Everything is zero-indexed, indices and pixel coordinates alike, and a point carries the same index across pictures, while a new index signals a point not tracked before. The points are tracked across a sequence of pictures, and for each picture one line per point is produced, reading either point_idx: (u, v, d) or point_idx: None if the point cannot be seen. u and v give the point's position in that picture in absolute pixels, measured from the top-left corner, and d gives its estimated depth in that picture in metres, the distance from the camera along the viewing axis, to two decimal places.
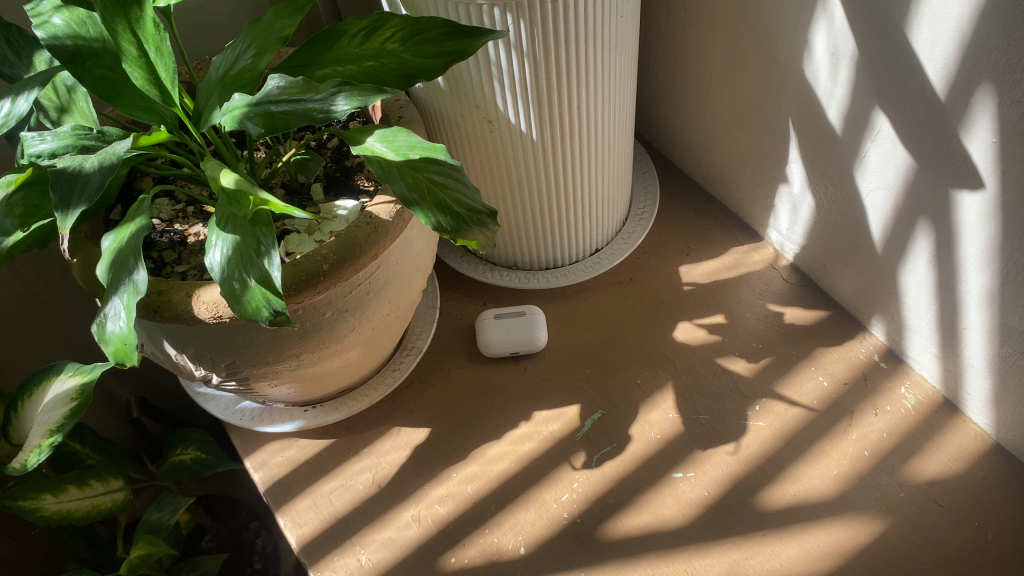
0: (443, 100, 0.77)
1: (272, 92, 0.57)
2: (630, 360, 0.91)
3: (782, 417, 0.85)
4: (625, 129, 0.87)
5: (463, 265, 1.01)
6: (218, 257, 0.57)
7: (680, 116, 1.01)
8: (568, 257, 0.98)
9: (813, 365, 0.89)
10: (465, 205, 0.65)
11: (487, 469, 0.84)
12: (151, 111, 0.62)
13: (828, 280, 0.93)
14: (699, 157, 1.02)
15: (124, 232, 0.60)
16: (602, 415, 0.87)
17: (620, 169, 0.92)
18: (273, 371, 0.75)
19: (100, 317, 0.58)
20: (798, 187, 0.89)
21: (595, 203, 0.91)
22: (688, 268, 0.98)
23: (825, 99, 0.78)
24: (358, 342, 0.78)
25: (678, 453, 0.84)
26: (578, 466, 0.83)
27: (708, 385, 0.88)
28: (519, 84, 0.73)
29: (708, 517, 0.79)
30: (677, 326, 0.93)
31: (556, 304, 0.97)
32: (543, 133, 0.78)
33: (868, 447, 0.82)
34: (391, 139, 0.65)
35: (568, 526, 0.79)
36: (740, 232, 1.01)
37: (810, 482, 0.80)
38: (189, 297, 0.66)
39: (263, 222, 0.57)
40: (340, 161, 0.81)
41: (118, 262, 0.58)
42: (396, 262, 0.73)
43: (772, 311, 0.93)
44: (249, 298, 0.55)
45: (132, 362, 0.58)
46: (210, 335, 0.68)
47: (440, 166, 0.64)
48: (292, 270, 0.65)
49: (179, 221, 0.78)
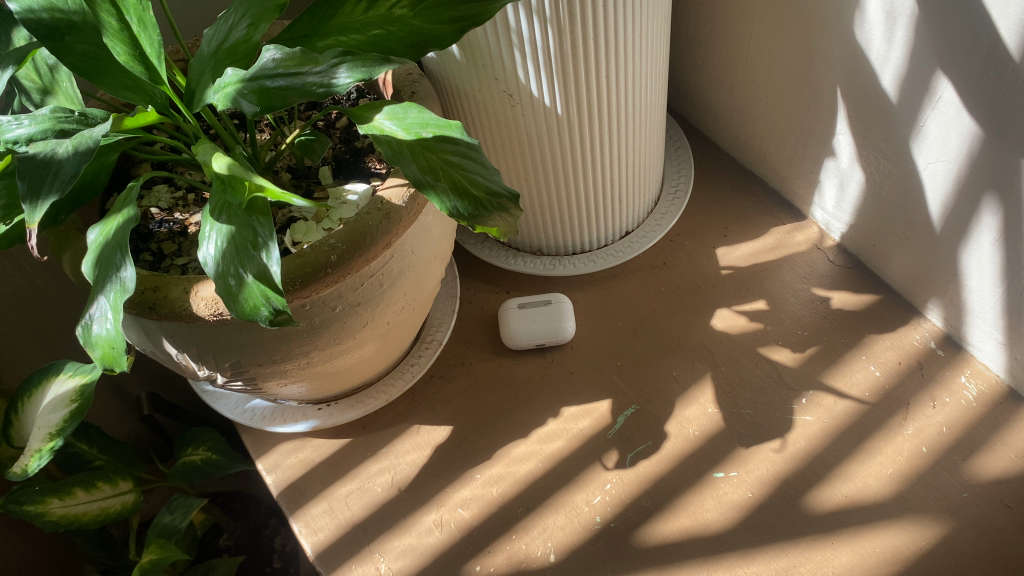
0: (459, 73, 0.71)
1: (267, 66, 0.51)
2: (665, 351, 0.85)
3: (831, 410, 0.79)
4: (656, 100, 0.81)
5: (483, 251, 0.94)
6: (213, 251, 0.51)
7: (713, 86, 0.93)
8: (596, 241, 0.91)
9: (864, 353, 0.82)
10: (484, 188, 0.59)
11: (513, 470, 0.79)
12: (138, 90, 0.57)
13: (879, 262, 0.85)
14: (735, 130, 0.95)
15: (111, 224, 0.55)
16: (635, 410, 0.81)
17: (652, 143, 0.85)
18: (281, 370, 0.69)
19: (85, 319, 0.53)
20: (846, 161, 0.81)
21: (625, 182, 0.85)
22: (726, 251, 0.91)
23: (878, 64, 0.71)
24: (373, 337, 0.73)
25: (719, 452, 0.77)
26: (611, 466, 0.78)
27: (750, 377, 0.82)
28: (541, 53, 0.66)
29: (753, 521, 0.73)
30: (716, 314, 0.87)
31: (584, 292, 0.91)
32: (568, 107, 0.72)
33: (926, 443, 0.76)
34: (402, 117, 0.60)
35: (601, 532, 0.74)
36: (782, 210, 0.94)
37: (863, 481, 0.74)
38: (186, 293, 0.60)
39: (261, 211, 0.51)
40: (349, 142, 0.75)
41: (104, 257, 0.53)
42: (410, 251, 0.68)
43: (818, 296, 0.86)
44: (246, 297, 0.50)
45: (121, 368, 0.53)
46: (211, 333, 0.63)
47: (456, 145, 0.58)
48: (297, 262, 0.60)
49: (179, 210, 0.73)
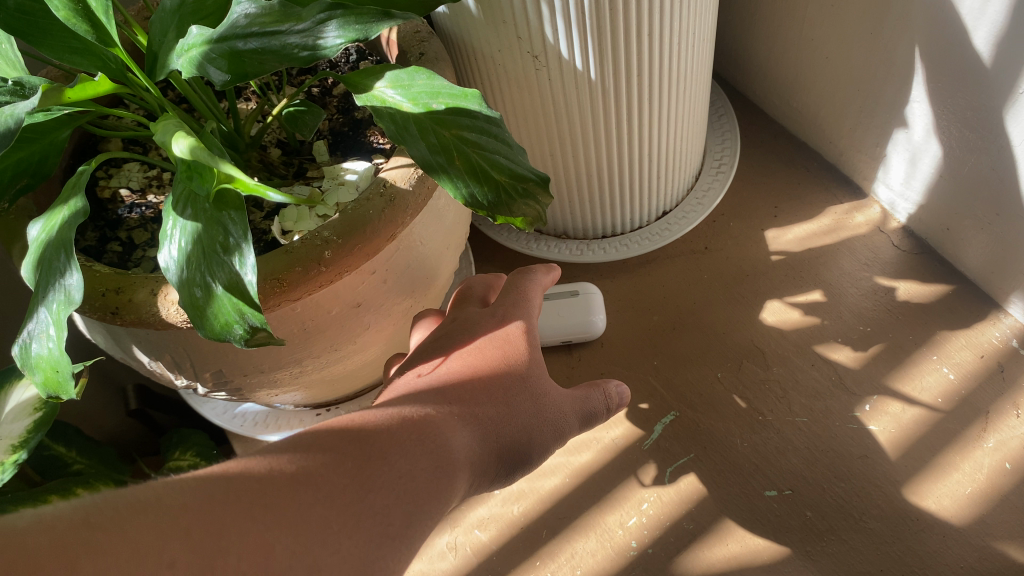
0: (475, 31, 0.60)
1: (238, 23, 0.41)
2: (707, 349, 0.75)
3: (898, 419, 0.69)
4: (702, 60, 0.69)
5: (502, 233, 0.84)
6: (175, 254, 0.42)
7: (763, 46, 0.82)
8: (629, 222, 0.81)
9: (935, 353, 0.72)
10: (507, 172, 0.49)
11: (537, 485, 0.71)
12: (88, 53, 0.46)
13: (952, 247, 0.75)
14: (787, 96, 0.84)
15: (55, 219, 0.45)
16: (675, 417, 0.72)
17: (696, 110, 0.74)
18: (271, 379, 0.60)
19: (23, 336, 0.44)
20: (920, 133, 0.70)
21: (664, 156, 0.74)
22: (776, 234, 0.81)
23: (971, 19, 0.59)
24: (378, 339, 0.63)
25: (771, 465, 0.68)
26: (647, 482, 0.69)
27: (806, 380, 0.72)
28: (572, 7, 0.55)
29: (810, 547, 0.64)
30: (766, 306, 0.77)
31: (615, 281, 0.82)
32: (603, 71, 0.61)
33: (1010, 459, 0.66)
34: (407, 84, 0.49)
35: (638, 558, 0.65)
36: (839, 186, 0.83)
37: (939, 503, 0.65)
38: (154, 295, 0.51)
39: (234, 204, 0.42)
40: (348, 112, 0.65)
41: (45, 260, 0.43)
42: (419, 242, 0.58)
43: (882, 286, 0.76)
44: (215, 312, 0.41)
45: (69, 394, 0.44)
46: (188, 340, 0.53)
47: (474, 119, 0.48)
48: (284, 259, 0.50)
49: (154, 191, 0.63)
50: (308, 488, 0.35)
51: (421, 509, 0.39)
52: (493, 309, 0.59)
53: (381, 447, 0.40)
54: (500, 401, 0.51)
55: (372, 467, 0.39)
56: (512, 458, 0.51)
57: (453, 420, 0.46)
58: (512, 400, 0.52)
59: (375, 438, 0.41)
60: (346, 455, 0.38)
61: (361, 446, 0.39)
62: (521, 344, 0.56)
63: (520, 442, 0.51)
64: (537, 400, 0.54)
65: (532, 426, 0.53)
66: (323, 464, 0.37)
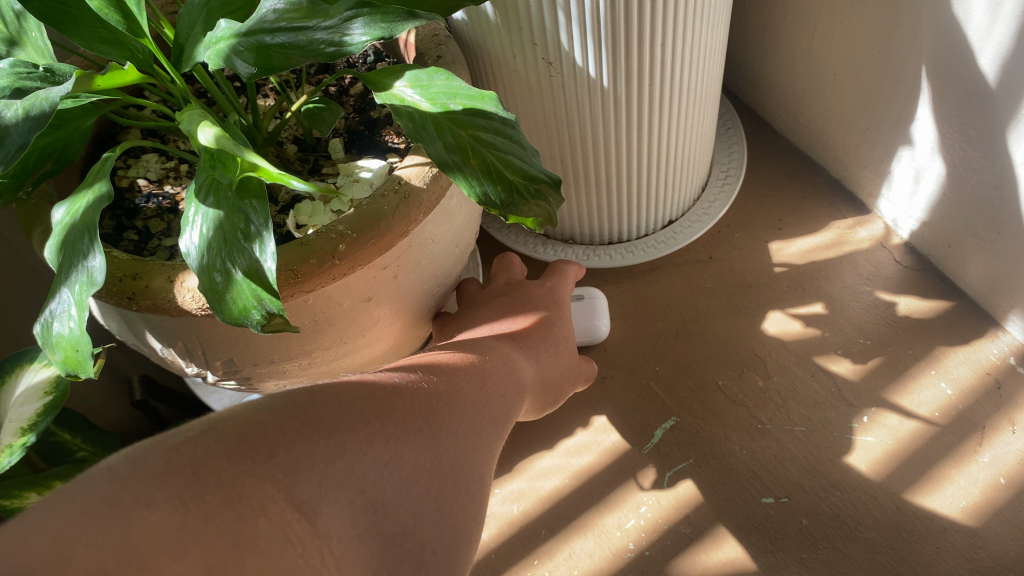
0: (492, 37, 0.62)
1: (266, 18, 0.42)
2: (709, 356, 0.76)
3: (895, 431, 0.70)
4: (713, 73, 0.71)
5: (510, 237, 0.86)
6: (197, 240, 0.43)
7: (775, 61, 0.84)
8: (636, 230, 0.82)
9: (933, 367, 0.73)
10: (520, 172, 0.50)
11: (537, 485, 0.72)
12: (117, 44, 0.48)
13: (954, 264, 0.76)
14: (796, 111, 0.85)
15: (79, 203, 0.46)
16: (675, 423, 0.73)
17: (706, 121, 0.75)
18: (281, 370, 0.61)
19: (45, 315, 0.45)
20: (926, 151, 0.72)
21: (674, 165, 0.76)
22: (779, 247, 0.82)
23: (977, 40, 0.60)
24: (385, 335, 0.64)
25: (768, 473, 0.69)
26: (646, 486, 0.70)
27: (805, 390, 0.73)
28: (588, 16, 0.57)
29: (805, 554, 0.65)
30: (768, 316, 0.78)
31: (620, 287, 0.83)
32: (615, 79, 0.63)
33: (1005, 473, 0.66)
34: (426, 84, 0.50)
35: (635, 561, 0.66)
36: (843, 201, 0.84)
37: (932, 516, 0.65)
38: (170, 283, 0.51)
39: (256, 193, 0.43)
40: (364, 111, 0.66)
41: (69, 242, 0.45)
42: (430, 240, 0.59)
43: (882, 301, 0.77)
44: (234, 298, 0.42)
45: (87, 373, 0.45)
46: (202, 328, 0.54)
47: (489, 120, 0.49)
48: (299, 251, 0.51)
49: (171, 182, 0.64)
50: (464, 383, 0.51)
51: (513, 409, 0.57)
52: (541, 287, 0.74)
53: (487, 364, 0.57)
54: (550, 347, 0.68)
55: (481, 401, 0.52)
56: (551, 396, 0.68)
57: (524, 355, 0.64)
58: (557, 348, 0.69)
59: (483, 359, 0.57)
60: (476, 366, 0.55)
61: (477, 369, 0.55)
62: (561, 312, 0.73)
63: (559, 385, 0.69)
64: (571, 356, 0.71)
65: (570, 375, 0.70)
66: (460, 390, 0.50)
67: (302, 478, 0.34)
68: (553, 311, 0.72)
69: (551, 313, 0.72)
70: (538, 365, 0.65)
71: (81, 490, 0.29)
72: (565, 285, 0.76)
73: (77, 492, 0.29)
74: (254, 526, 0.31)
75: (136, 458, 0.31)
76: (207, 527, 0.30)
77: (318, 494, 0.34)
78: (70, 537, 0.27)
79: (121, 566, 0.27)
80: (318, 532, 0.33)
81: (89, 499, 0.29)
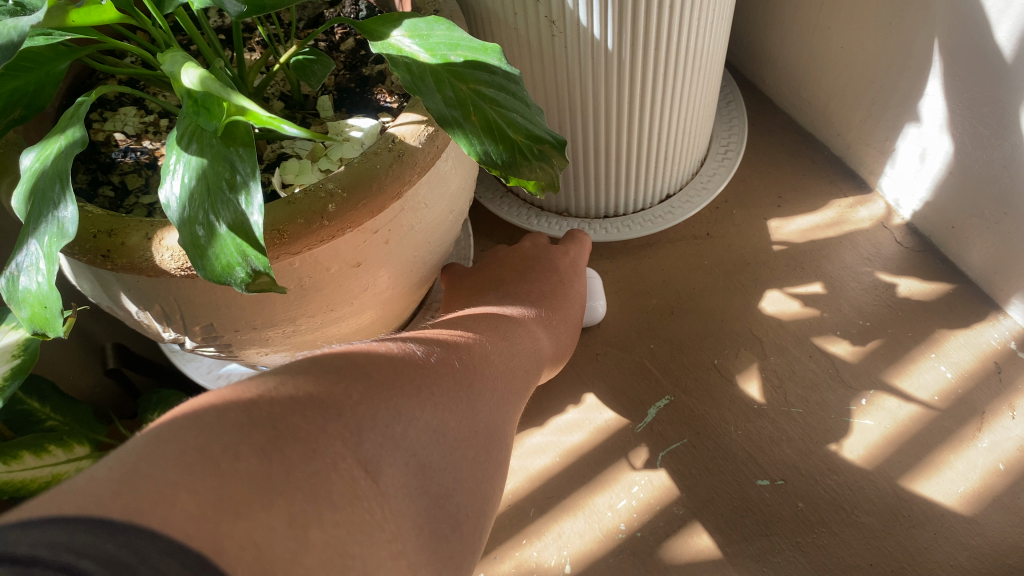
0: None
1: None
2: (707, 334, 0.74)
3: (894, 414, 0.68)
4: (721, 41, 0.68)
5: (503, 208, 0.83)
6: (178, 191, 0.40)
7: (778, 32, 0.81)
8: (633, 204, 0.80)
9: (933, 350, 0.71)
10: (524, 131, 0.48)
11: (527, 463, 0.70)
12: None
13: (957, 246, 0.74)
14: (798, 85, 0.83)
15: (50, 149, 0.43)
16: (670, 402, 0.71)
17: (709, 91, 0.73)
18: (262, 338, 0.58)
19: (11, 268, 0.42)
20: (933, 128, 0.70)
21: (675, 136, 0.73)
22: (778, 224, 0.80)
23: (994, 11, 0.58)
24: (373, 304, 0.61)
25: (764, 454, 0.67)
26: (638, 466, 0.68)
27: (803, 371, 0.71)
28: None
29: (801, 538, 0.63)
30: (766, 295, 0.76)
31: (615, 262, 0.81)
32: (620, 41, 0.60)
33: (1004, 459, 0.65)
34: (425, 34, 0.48)
35: (626, 542, 0.64)
36: (844, 180, 0.82)
37: (931, 500, 0.64)
38: (147, 240, 0.48)
39: (242, 140, 0.40)
40: (355, 68, 0.63)
41: (39, 190, 0.41)
42: (424, 204, 0.56)
43: (883, 282, 0.75)
44: (217, 253, 0.39)
45: (55, 332, 0.42)
46: (182, 289, 0.51)
47: (492, 74, 0.47)
48: (287, 210, 0.48)
49: (149, 137, 0.61)
50: (493, 358, 0.51)
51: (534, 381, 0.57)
52: (562, 257, 0.73)
53: (510, 335, 0.57)
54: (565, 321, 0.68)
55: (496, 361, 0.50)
56: (559, 367, 0.68)
57: (543, 329, 0.63)
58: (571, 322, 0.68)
59: (507, 330, 0.57)
60: (502, 340, 0.55)
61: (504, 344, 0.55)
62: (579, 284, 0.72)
63: (568, 356, 0.68)
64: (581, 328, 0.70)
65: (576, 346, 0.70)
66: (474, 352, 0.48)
67: (365, 438, 0.34)
68: (573, 284, 0.71)
69: (569, 285, 0.71)
70: (553, 340, 0.65)
71: (172, 437, 0.27)
72: (583, 255, 0.74)
73: (168, 438, 0.27)
74: (320, 474, 0.30)
75: (219, 410, 0.29)
76: (284, 481, 0.28)
77: (380, 454, 0.34)
78: (166, 486, 0.26)
79: (200, 517, 0.25)
80: (381, 490, 0.33)
81: (183, 447, 0.27)
